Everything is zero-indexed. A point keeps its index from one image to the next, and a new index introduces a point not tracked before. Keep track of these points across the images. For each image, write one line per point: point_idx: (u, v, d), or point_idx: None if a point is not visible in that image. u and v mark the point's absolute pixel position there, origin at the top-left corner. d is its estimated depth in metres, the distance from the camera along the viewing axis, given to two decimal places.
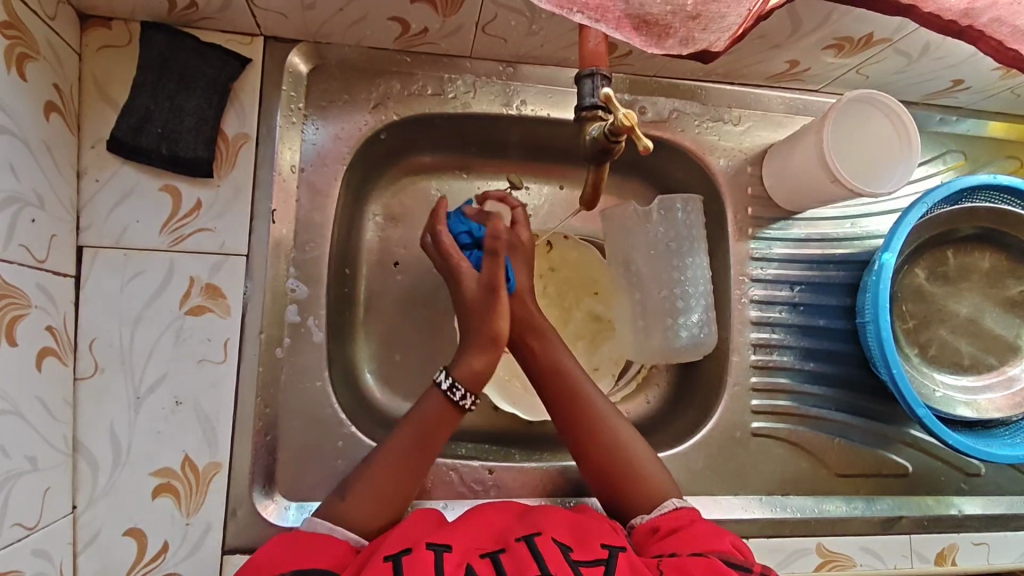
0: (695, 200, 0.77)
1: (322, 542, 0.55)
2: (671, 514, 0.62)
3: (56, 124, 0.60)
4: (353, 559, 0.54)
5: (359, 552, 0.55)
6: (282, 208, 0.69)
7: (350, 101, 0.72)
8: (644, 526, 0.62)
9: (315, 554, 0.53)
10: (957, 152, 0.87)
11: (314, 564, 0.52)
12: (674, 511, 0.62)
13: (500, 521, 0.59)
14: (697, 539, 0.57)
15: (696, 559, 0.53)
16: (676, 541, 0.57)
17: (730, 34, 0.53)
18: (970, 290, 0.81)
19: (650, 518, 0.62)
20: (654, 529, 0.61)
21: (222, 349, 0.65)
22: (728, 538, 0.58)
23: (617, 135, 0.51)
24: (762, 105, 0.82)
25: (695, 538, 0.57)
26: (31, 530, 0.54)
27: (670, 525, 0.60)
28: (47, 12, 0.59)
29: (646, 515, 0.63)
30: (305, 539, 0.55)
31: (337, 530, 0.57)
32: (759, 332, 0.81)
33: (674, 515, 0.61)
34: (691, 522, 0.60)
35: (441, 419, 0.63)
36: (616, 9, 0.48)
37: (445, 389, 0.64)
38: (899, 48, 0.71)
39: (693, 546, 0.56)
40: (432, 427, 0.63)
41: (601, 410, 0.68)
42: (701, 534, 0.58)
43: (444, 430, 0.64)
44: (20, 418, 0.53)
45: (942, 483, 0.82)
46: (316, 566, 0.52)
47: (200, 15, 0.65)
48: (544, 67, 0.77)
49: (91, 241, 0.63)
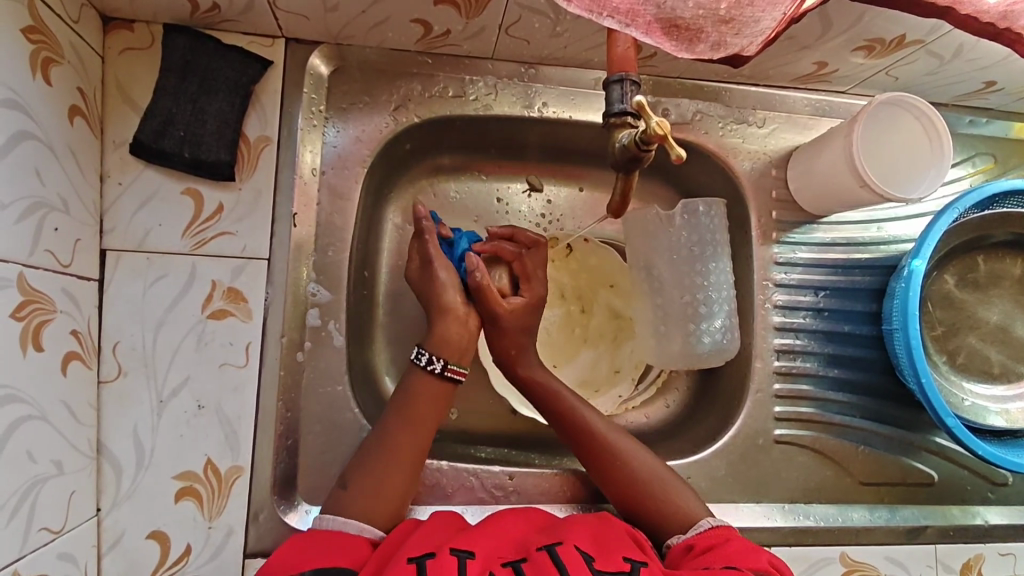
0: (718, 204, 0.76)
1: (345, 540, 0.55)
2: (707, 533, 0.61)
3: (80, 128, 0.60)
4: (372, 557, 0.54)
5: (381, 548, 0.55)
6: (303, 210, 0.68)
7: (371, 104, 0.72)
8: (682, 545, 0.61)
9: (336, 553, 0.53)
10: (986, 154, 0.85)
11: (340, 562, 0.52)
12: (711, 530, 0.61)
13: (522, 529, 0.58)
14: (731, 557, 0.56)
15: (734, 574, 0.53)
16: (714, 558, 0.56)
17: (763, 38, 0.52)
18: (1000, 296, 0.80)
19: (686, 537, 0.62)
20: (689, 547, 0.60)
21: (243, 353, 0.65)
22: (764, 555, 0.57)
23: (649, 144, 0.50)
24: (787, 107, 0.81)
25: (730, 556, 0.56)
26: (56, 534, 0.55)
27: (706, 543, 0.59)
28: (71, 16, 0.59)
29: (681, 536, 0.63)
30: (340, 539, 0.55)
31: (354, 526, 0.57)
32: (782, 338, 0.79)
33: (713, 532, 0.60)
34: (726, 540, 0.59)
35: (440, 393, 0.64)
36: (647, 13, 0.47)
37: (413, 359, 0.66)
38: (932, 50, 0.69)
39: (729, 562, 0.55)
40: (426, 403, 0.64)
41: (599, 423, 0.69)
42: (734, 551, 0.57)
43: (442, 403, 0.65)
44: (46, 422, 0.53)
45: (969, 492, 0.81)
46: (338, 564, 0.52)
47: (222, 18, 0.64)
48: (566, 69, 0.76)
49: (114, 245, 0.63)
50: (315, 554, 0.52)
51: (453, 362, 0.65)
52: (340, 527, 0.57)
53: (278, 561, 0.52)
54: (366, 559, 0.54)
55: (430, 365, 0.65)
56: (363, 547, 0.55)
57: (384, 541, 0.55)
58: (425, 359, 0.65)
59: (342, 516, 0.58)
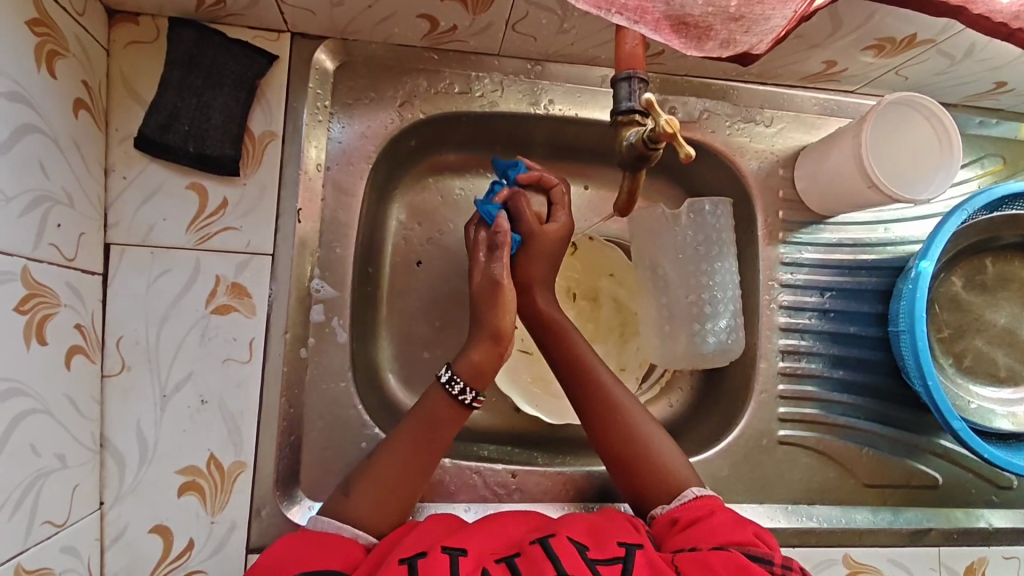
0: (725, 202, 0.75)
1: (337, 541, 0.55)
2: (691, 505, 0.60)
3: (84, 121, 0.59)
4: (365, 558, 0.54)
5: (374, 551, 0.54)
6: (308, 206, 0.68)
7: (376, 99, 0.71)
8: (666, 518, 0.61)
9: (328, 552, 0.53)
10: (995, 156, 0.84)
11: (330, 564, 0.52)
12: (695, 500, 0.60)
13: (519, 528, 0.58)
14: (714, 532, 0.55)
15: (718, 553, 0.52)
16: (695, 535, 0.56)
17: (773, 35, 0.52)
18: (1008, 299, 0.79)
19: (670, 509, 0.61)
20: (674, 520, 0.59)
21: (246, 348, 0.65)
22: (748, 527, 0.56)
23: (656, 142, 0.50)
24: (795, 106, 0.80)
25: (711, 532, 0.55)
26: (60, 528, 0.55)
27: (691, 516, 0.59)
28: (77, 8, 0.58)
29: (666, 507, 0.62)
30: (332, 540, 0.55)
31: (349, 532, 0.57)
32: (788, 338, 0.79)
33: (696, 504, 0.60)
34: (710, 511, 0.59)
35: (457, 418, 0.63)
36: (655, 10, 0.47)
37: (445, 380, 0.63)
38: (942, 50, 0.68)
39: (710, 538, 0.55)
40: (439, 423, 0.62)
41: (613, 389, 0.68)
42: (718, 525, 0.56)
43: (455, 425, 0.64)
44: (50, 416, 0.53)
45: (973, 495, 0.81)
46: (330, 566, 0.51)
47: (228, 12, 0.64)
48: (573, 65, 0.75)
49: (118, 239, 0.63)
50: (302, 558, 0.52)
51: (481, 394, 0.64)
52: (336, 531, 0.56)
53: (270, 554, 0.53)
54: (359, 559, 0.54)
55: (462, 395, 0.63)
56: (357, 549, 0.55)
57: (378, 543, 0.55)
58: (454, 383, 0.63)
59: (339, 520, 0.57)
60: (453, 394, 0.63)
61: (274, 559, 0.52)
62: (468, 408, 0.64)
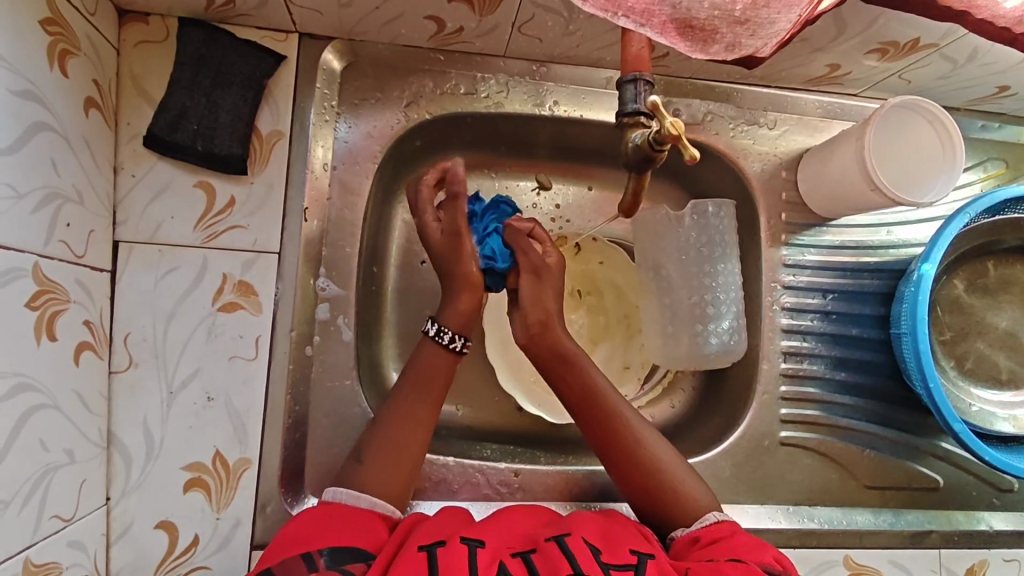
0: (728, 205, 0.76)
1: (361, 518, 0.55)
2: (713, 526, 0.61)
3: (95, 120, 0.60)
4: (389, 539, 0.54)
5: (396, 532, 0.55)
6: (314, 205, 0.69)
7: (382, 100, 0.72)
8: (687, 537, 0.61)
9: (356, 530, 0.53)
10: (998, 160, 0.84)
11: (356, 541, 0.52)
12: (717, 524, 0.61)
13: (530, 523, 0.58)
14: (733, 549, 0.56)
15: (736, 564, 0.53)
16: (716, 550, 0.56)
17: (777, 39, 0.52)
18: (1010, 303, 0.79)
19: (692, 529, 0.62)
20: (694, 539, 0.60)
21: (252, 346, 0.65)
22: (770, 551, 0.57)
23: (662, 144, 0.50)
24: (797, 109, 0.81)
25: (733, 548, 0.56)
26: (68, 522, 0.55)
27: (711, 535, 0.59)
28: (88, 8, 0.59)
29: (687, 528, 0.63)
30: (356, 516, 0.55)
31: (366, 502, 0.57)
32: (790, 340, 0.79)
33: (716, 526, 0.61)
34: (731, 533, 0.59)
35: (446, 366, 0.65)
36: (662, 13, 0.47)
37: (429, 331, 0.66)
38: (945, 54, 0.69)
39: (730, 553, 0.55)
40: (427, 373, 0.64)
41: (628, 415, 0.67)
42: (738, 544, 0.57)
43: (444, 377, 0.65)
44: (59, 411, 0.54)
45: (974, 498, 0.81)
46: (357, 543, 0.52)
47: (237, 12, 0.65)
48: (577, 67, 0.76)
49: (126, 236, 0.63)
50: (326, 530, 0.52)
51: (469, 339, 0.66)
52: (354, 502, 0.57)
53: (291, 531, 0.53)
54: (383, 539, 0.54)
55: (450, 343, 0.65)
56: (381, 529, 0.55)
57: (401, 525, 0.56)
58: (441, 333, 0.65)
59: (356, 491, 0.58)
60: (443, 343, 0.65)
61: (297, 534, 0.52)
62: (458, 354, 0.66)
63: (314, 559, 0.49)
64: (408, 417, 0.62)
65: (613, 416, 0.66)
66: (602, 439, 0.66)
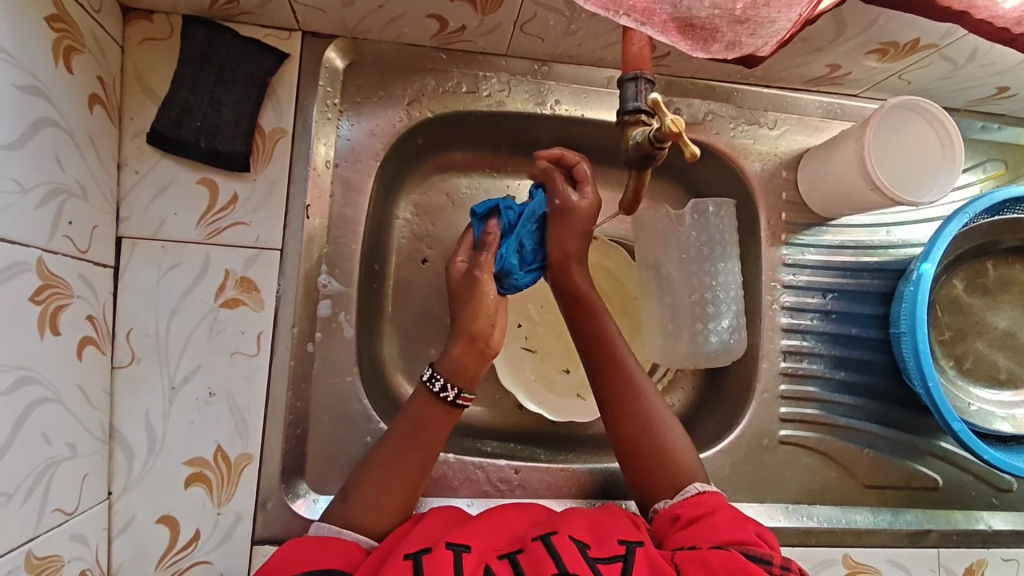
0: (728, 204, 0.76)
1: (338, 545, 0.55)
2: (693, 500, 0.61)
3: (99, 116, 0.60)
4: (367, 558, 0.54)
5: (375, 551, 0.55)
6: (316, 202, 0.69)
7: (385, 98, 0.72)
8: (667, 514, 0.61)
9: (332, 552, 0.54)
10: (997, 161, 0.85)
11: (332, 563, 0.52)
12: (697, 497, 0.61)
13: (521, 522, 0.59)
14: (715, 530, 0.56)
15: (718, 552, 0.53)
16: (697, 533, 0.56)
17: (777, 38, 0.53)
18: (1009, 302, 0.80)
19: (672, 505, 0.62)
20: (675, 518, 0.60)
21: (255, 342, 0.66)
22: (751, 526, 0.57)
23: (662, 141, 0.50)
24: (798, 109, 0.81)
25: (712, 531, 0.56)
26: (70, 515, 0.55)
27: (692, 514, 0.59)
28: (93, 5, 0.59)
29: (669, 502, 0.63)
30: (331, 540, 0.55)
31: (349, 535, 0.57)
32: (789, 339, 0.80)
33: (697, 501, 0.60)
34: (712, 509, 0.59)
35: (443, 415, 0.63)
36: (662, 12, 0.48)
37: (427, 380, 0.64)
38: (946, 54, 0.69)
39: (711, 537, 0.55)
40: (423, 422, 0.63)
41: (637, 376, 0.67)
42: (720, 523, 0.57)
43: (445, 427, 0.63)
44: (61, 405, 0.54)
45: (973, 497, 0.81)
46: (331, 566, 0.52)
47: (240, 10, 0.65)
48: (579, 67, 0.76)
49: (130, 232, 0.64)
50: (307, 556, 0.53)
51: (465, 390, 0.64)
52: (333, 535, 0.57)
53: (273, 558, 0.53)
54: (361, 559, 0.54)
55: (443, 392, 0.63)
56: (358, 549, 0.55)
57: (379, 544, 0.56)
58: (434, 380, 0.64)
59: (338, 526, 0.58)
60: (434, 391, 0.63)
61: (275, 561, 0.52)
62: (454, 405, 0.64)
63: None
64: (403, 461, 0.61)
65: (614, 359, 0.67)
66: (596, 370, 0.68)
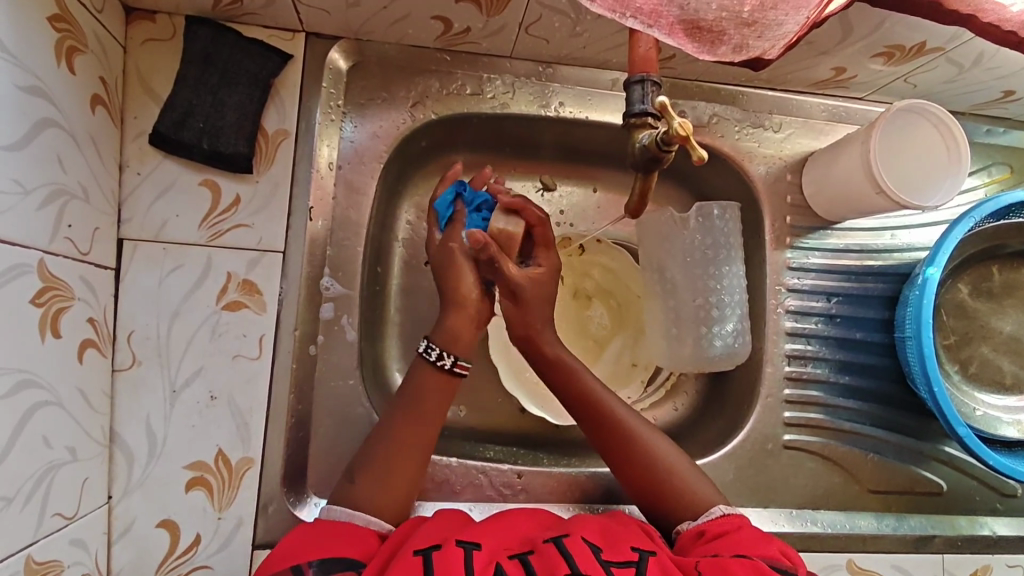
0: (733, 207, 0.75)
1: (354, 530, 0.55)
2: (719, 520, 0.61)
3: (101, 117, 0.60)
4: (380, 547, 0.54)
5: (389, 540, 0.55)
6: (318, 204, 0.69)
7: (388, 100, 0.72)
8: (692, 531, 0.61)
9: (346, 539, 0.53)
10: (1002, 165, 0.84)
11: (345, 552, 0.52)
12: (722, 517, 0.61)
13: (531, 525, 0.58)
14: (741, 545, 0.56)
15: (742, 563, 0.52)
16: (723, 546, 0.56)
17: (785, 41, 0.53)
18: (1014, 307, 0.79)
19: (698, 523, 0.61)
20: (700, 533, 0.60)
21: (257, 345, 0.65)
22: (775, 544, 0.56)
23: (670, 144, 0.50)
24: (802, 112, 0.81)
25: (738, 544, 0.56)
26: (69, 520, 0.55)
27: (717, 529, 0.59)
28: (95, 5, 0.59)
29: (693, 521, 0.62)
30: (346, 527, 0.55)
31: (362, 519, 0.56)
32: (794, 343, 0.79)
33: (724, 519, 0.60)
34: (737, 527, 0.59)
35: (443, 386, 0.63)
36: (670, 14, 0.47)
37: (423, 353, 0.64)
38: (952, 58, 0.69)
39: (737, 550, 0.55)
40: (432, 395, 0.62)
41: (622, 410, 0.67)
42: (745, 539, 0.57)
43: (445, 399, 0.63)
44: (61, 408, 0.54)
45: (977, 503, 0.81)
46: (344, 554, 0.52)
47: (243, 11, 0.65)
48: (582, 69, 0.76)
49: (131, 234, 0.63)
50: (320, 543, 0.52)
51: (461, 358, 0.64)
52: (348, 518, 0.56)
53: (286, 544, 0.53)
54: (373, 549, 0.54)
55: (439, 361, 0.63)
56: (371, 538, 0.55)
57: (394, 533, 0.55)
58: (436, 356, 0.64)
59: (351, 507, 0.57)
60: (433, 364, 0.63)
61: (288, 548, 0.52)
62: (456, 374, 0.64)
63: (303, 572, 0.50)
64: (413, 436, 0.61)
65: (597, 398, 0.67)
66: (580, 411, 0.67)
